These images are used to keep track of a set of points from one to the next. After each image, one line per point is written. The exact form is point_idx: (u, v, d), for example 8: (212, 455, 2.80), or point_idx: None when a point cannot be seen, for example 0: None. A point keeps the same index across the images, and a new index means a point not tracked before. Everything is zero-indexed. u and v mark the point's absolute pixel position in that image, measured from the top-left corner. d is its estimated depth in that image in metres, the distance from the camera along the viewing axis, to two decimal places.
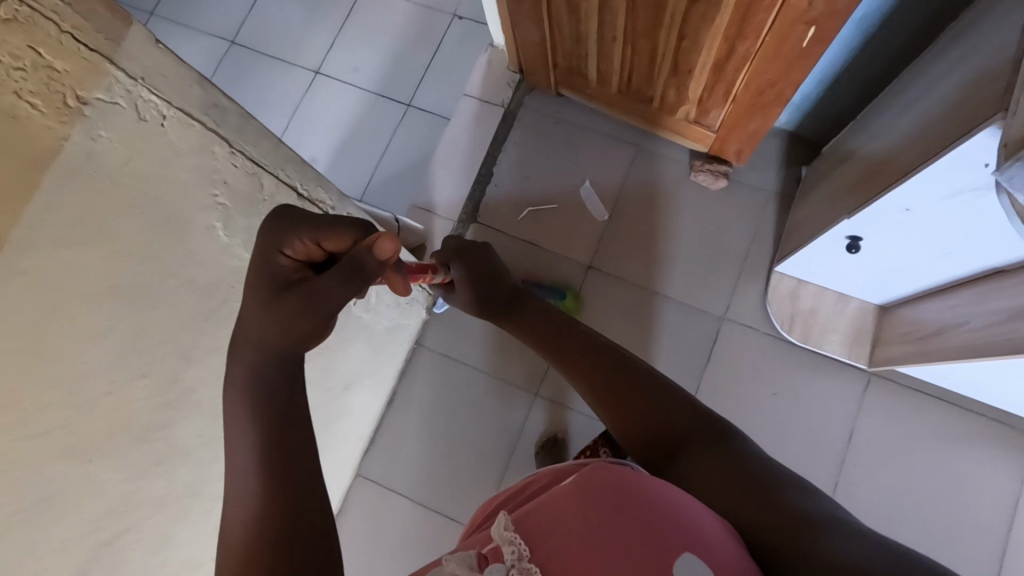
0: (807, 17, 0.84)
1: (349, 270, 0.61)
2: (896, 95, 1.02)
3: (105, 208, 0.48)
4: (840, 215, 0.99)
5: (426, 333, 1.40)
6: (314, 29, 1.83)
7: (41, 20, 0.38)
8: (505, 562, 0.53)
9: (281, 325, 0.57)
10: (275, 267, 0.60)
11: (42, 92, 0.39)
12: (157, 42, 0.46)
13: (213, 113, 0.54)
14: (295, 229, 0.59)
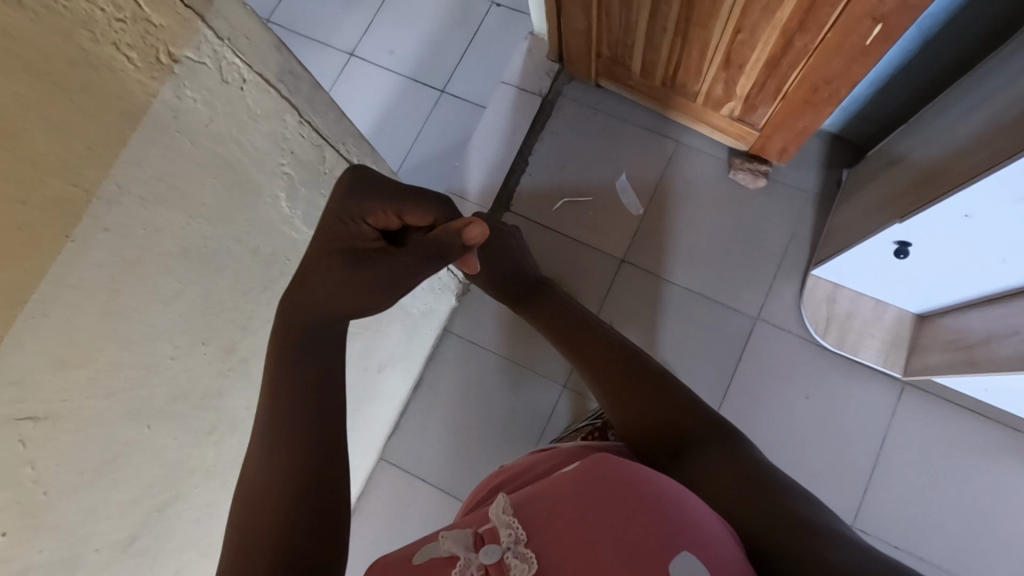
0: (875, 14, 0.82)
1: (437, 248, 0.64)
2: (958, 97, 1.00)
3: (185, 168, 0.47)
4: (890, 219, 0.97)
5: (455, 319, 1.40)
6: (351, 11, 1.82)
7: None
8: (501, 544, 0.53)
9: (370, 290, 0.60)
10: (358, 233, 0.61)
11: (138, 46, 0.39)
12: (244, 4, 0.46)
13: (288, 80, 0.54)
14: (385, 198, 0.62)
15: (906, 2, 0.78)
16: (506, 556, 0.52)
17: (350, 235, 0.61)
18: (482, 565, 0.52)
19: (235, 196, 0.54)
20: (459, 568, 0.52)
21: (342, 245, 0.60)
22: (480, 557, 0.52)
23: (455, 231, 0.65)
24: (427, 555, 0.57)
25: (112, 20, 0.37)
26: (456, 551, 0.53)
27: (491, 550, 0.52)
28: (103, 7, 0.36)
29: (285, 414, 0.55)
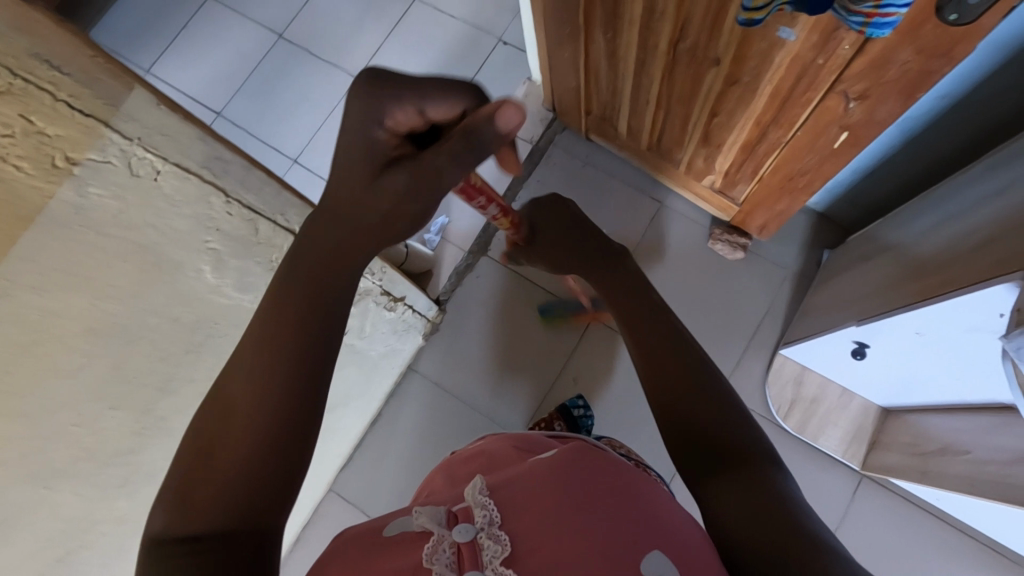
0: (842, 123, 0.80)
1: (466, 143, 0.56)
2: (928, 202, 0.96)
3: (93, 254, 0.53)
4: (849, 320, 0.96)
5: (421, 357, 1.40)
6: (362, 33, 1.84)
7: (36, 91, 0.42)
8: (476, 524, 0.52)
9: (394, 201, 0.56)
10: (376, 142, 0.56)
11: (31, 156, 0.44)
12: (158, 104, 0.50)
13: (214, 164, 0.58)
14: (397, 96, 0.55)
15: (872, 116, 0.77)
16: (480, 537, 0.51)
17: (370, 153, 0.56)
18: (454, 543, 0.51)
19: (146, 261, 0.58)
20: (430, 547, 0.50)
21: (364, 158, 0.56)
22: (453, 534, 0.51)
23: (486, 118, 0.55)
24: (400, 528, 0.56)
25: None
26: (431, 526, 0.52)
27: (464, 530, 0.52)
28: None
29: (273, 396, 0.50)
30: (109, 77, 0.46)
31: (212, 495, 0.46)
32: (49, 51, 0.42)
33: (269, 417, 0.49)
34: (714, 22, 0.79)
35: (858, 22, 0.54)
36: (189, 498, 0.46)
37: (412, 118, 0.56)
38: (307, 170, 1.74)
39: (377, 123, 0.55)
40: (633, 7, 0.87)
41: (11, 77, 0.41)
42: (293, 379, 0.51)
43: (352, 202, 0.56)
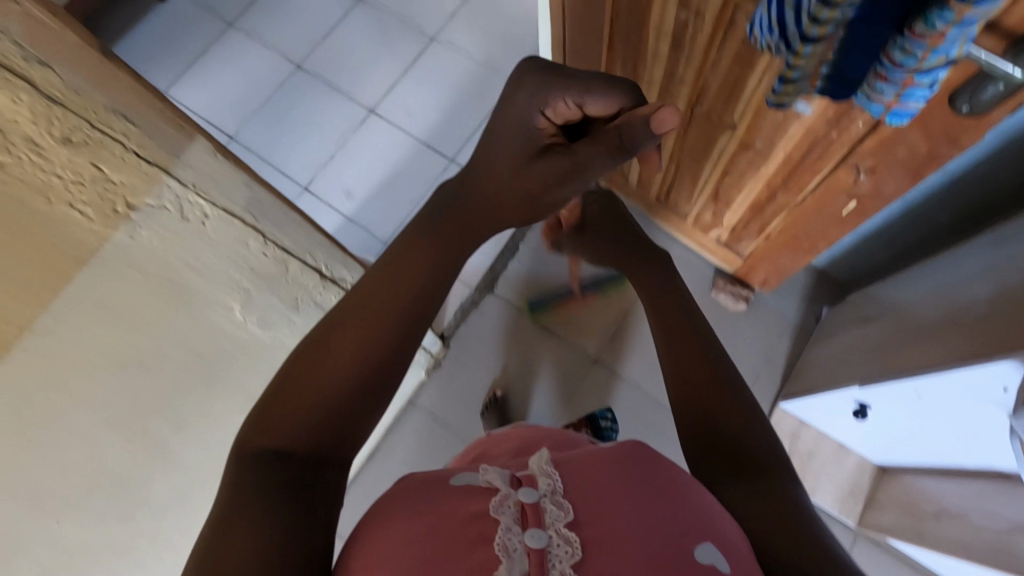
0: (851, 192, 0.84)
1: (617, 142, 0.59)
2: (926, 269, 0.99)
3: (127, 288, 0.64)
4: (852, 380, 0.97)
5: (421, 392, 1.39)
6: (379, 68, 1.89)
7: (108, 143, 0.56)
8: (539, 490, 0.50)
9: (541, 183, 0.66)
10: (535, 129, 0.66)
11: (94, 202, 0.58)
12: (214, 153, 0.64)
13: (254, 210, 0.72)
14: (563, 92, 0.62)
15: (880, 189, 0.80)
16: (542, 501, 0.49)
17: (525, 134, 0.66)
18: (519, 503, 0.49)
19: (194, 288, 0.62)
20: (496, 501, 0.49)
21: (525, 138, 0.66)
22: (520, 494, 0.49)
23: (644, 118, 0.56)
24: (464, 480, 0.53)
25: (70, 183, 0.55)
26: (497, 483, 0.50)
27: (529, 491, 0.49)
28: (65, 174, 0.55)
29: (336, 362, 0.54)
30: (173, 133, 0.60)
31: (274, 430, 0.52)
32: (130, 114, 0.55)
33: (346, 382, 0.54)
34: (732, 91, 0.83)
35: (879, 109, 0.56)
36: (265, 429, 0.52)
37: (569, 112, 0.64)
38: (316, 198, 1.76)
39: (538, 115, 0.65)
40: (655, 69, 0.91)
41: (89, 131, 0.54)
42: (372, 358, 0.55)
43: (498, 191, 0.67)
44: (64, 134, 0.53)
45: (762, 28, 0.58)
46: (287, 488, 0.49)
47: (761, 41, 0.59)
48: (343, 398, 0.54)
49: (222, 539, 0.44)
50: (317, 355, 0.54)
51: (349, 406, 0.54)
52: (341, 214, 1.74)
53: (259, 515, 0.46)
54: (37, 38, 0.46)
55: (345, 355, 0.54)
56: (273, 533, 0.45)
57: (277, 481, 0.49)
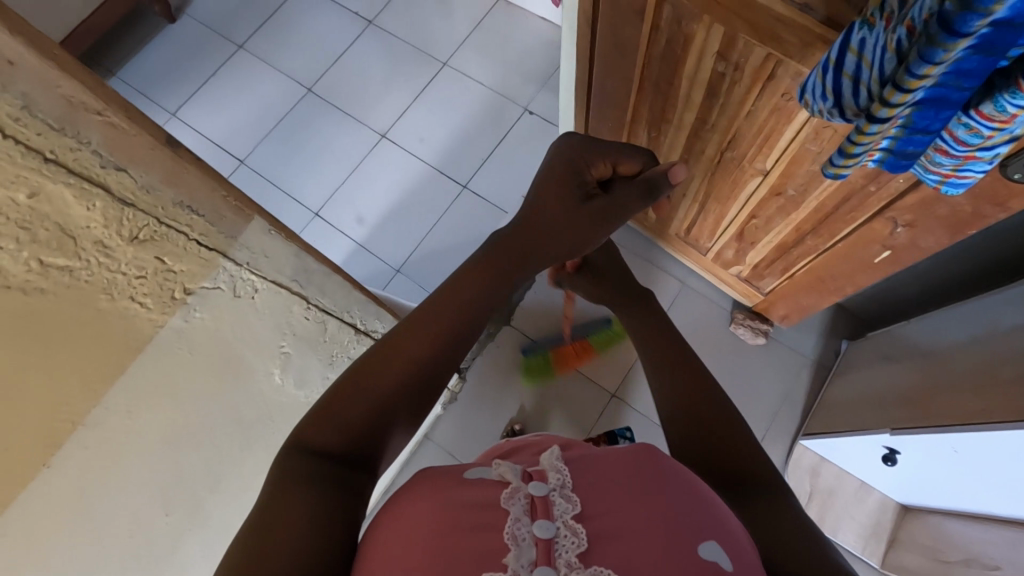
0: (885, 243, 0.83)
1: (646, 192, 0.65)
2: (952, 313, 0.99)
3: (182, 371, 0.61)
4: (880, 427, 0.97)
5: (436, 426, 1.37)
6: (391, 92, 1.88)
7: (172, 234, 0.52)
8: (549, 484, 0.47)
9: (586, 227, 0.64)
10: (580, 182, 0.65)
11: (155, 292, 0.54)
12: (267, 229, 0.63)
13: (300, 277, 0.73)
14: (599, 151, 0.65)
15: (916, 242, 0.80)
16: (552, 496, 0.46)
17: (570, 183, 0.64)
18: (528, 497, 0.46)
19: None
20: (506, 493, 0.47)
21: (568, 185, 0.64)
22: (528, 487, 0.47)
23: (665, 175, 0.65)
24: (477, 474, 0.51)
25: (134, 278, 0.51)
26: (509, 477, 0.48)
27: (539, 485, 0.47)
28: (129, 272, 0.50)
29: (395, 366, 0.52)
30: (234, 215, 0.58)
31: (326, 425, 0.49)
32: (194, 203, 0.53)
33: (402, 389, 0.52)
34: (766, 141, 0.83)
35: (932, 180, 0.56)
36: (315, 420, 0.50)
37: (605, 170, 0.66)
38: (328, 224, 1.74)
39: (580, 169, 0.65)
40: (685, 115, 0.91)
41: (156, 227, 0.50)
42: (428, 368, 0.54)
43: (540, 234, 0.62)
44: (132, 232, 0.48)
45: (813, 95, 0.58)
46: (336, 482, 0.47)
47: (812, 108, 0.59)
48: (395, 406, 0.52)
49: (268, 523, 0.42)
50: (379, 357, 0.53)
51: (401, 405, 0.52)
52: (353, 241, 1.72)
53: (307, 503, 0.44)
54: (114, 138, 0.43)
55: (402, 360, 0.52)
56: (319, 523, 0.43)
57: (326, 478, 0.46)
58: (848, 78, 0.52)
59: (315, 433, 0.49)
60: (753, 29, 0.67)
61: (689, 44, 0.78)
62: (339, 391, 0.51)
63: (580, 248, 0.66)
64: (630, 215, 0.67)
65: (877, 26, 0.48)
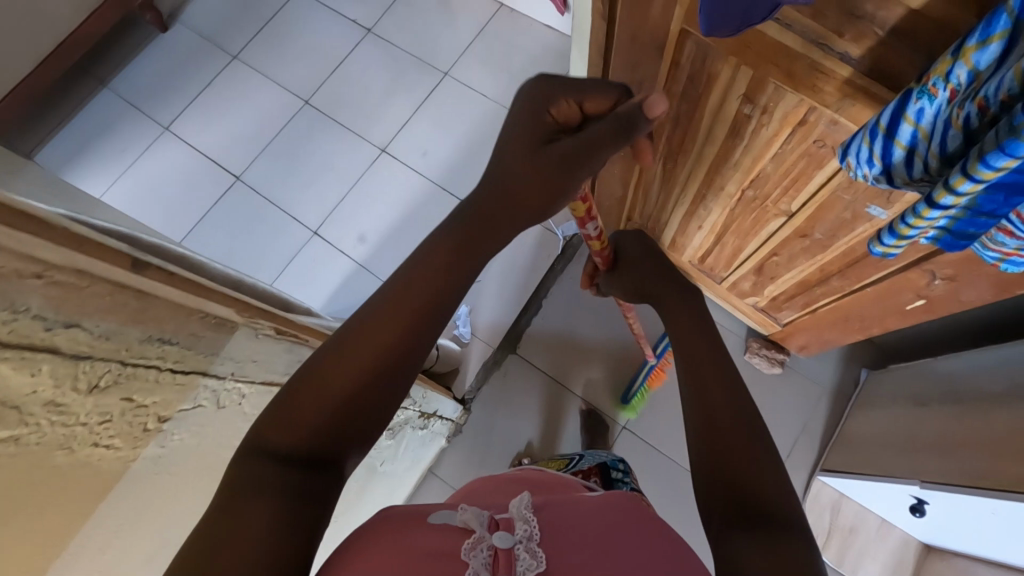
0: (921, 292, 0.78)
1: (617, 130, 0.55)
2: (985, 357, 0.94)
3: (161, 507, 0.47)
4: (908, 477, 0.94)
5: (441, 460, 1.32)
6: (391, 105, 1.82)
7: (141, 368, 0.41)
8: (515, 535, 0.46)
9: (540, 182, 0.57)
10: (540, 124, 0.58)
11: (122, 432, 0.41)
12: (250, 331, 0.53)
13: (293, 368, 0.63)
14: (562, 87, 0.57)
15: (955, 294, 0.74)
16: (516, 548, 0.45)
17: (531, 129, 0.58)
18: (492, 547, 0.45)
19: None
20: (467, 542, 0.45)
21: (523, 135, 0.58)
22: (493, 538, 0.45)
23: (637, 109, 0.54)
24: (442, 518, 0.49)
25: (94, 428, 0.39)
26: (472, 525, 0.46)
27: (504, 535, 0.46)
28: (87, 420, 0.38)
29: (362, 354, 0.48)
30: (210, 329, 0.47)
31: (287, 423, 0.45)
32: (165, 331, 0.43)
33: (367, 379, 0.47)
34: (793, 184, 0.77)
35: (992, 256, 0.50)
36: (273, 421, 0.45)
37: (571, 111, 0.57)
38: (327, 243, 1.69)
39: (540, 111, 0.58)
40: (705, 151, 0.85)
41: (119, 367, 0.39)
42: (395, 354, 0.49)
43: (507, 191, 0.57)
44: (89, 380, 0.37)
45: (858, 159, 0.52)
46: (297, 488, 0.43)
47: (854, 171, 0.53)
48: (361, 399, 0.47)
49: (216, 533, 0.38)
50: (343, 342, 0.48)
51: (369, 399, 0.47)
52: (353, 261, 1.67)
53: (264, 511, 0.40)
54: (63, 300, 0.35)
55: (366, 346, 0.48)
56: (276, 534, 0.39)
57: (288, 482, 0.42)
58: (902, 147, 0.47)
59: (276, 433, 0.45)
60: (786, 75, 0.61)
61: (711, 84, 0.72)
62: (299, 385, 0.46)
63: (554, 199, 0.59)
64: (607, 155, 0.57)
65: (940, 97, 0.42)
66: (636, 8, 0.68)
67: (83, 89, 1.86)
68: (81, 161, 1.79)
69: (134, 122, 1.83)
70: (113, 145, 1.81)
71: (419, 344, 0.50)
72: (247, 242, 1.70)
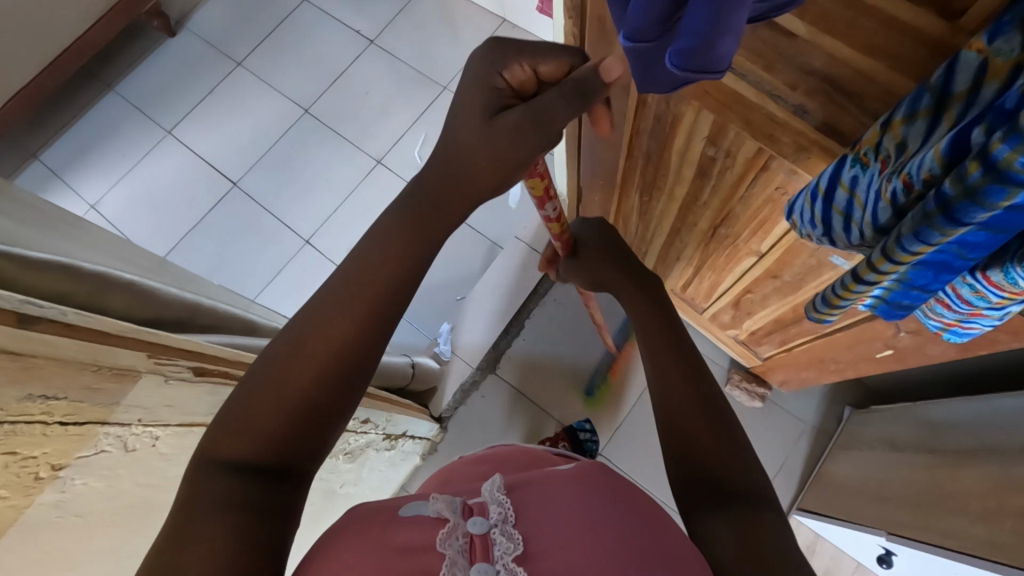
0: (888, 343, 0.75)
1: (574, 93, 0.49)
2: (961, 407, 0.91)
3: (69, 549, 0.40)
4: (875, 529, 0.95)
5: (415, 478, 1.32)
6: (389, 117, 1.82)
7: (22, 425, 0.34)
8: (489, 519, 0.42)
9: (505, 144, 0.49)
10: (491, 91, 0.51)
11: (10, 482, 0.34)
12: (167, 379, 0.44)
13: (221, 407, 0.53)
14: (513, 50, 0.51)
15: (922, 348, 0.71)
16: (493, 533, 0.41)
17: (483, 92, 0.50)
18: (467, 535, 0.41)
19: (136, 524, 0.47)
20: (442, 533, 0.41)
21: (477, 99, 0.51)
22: (468, 524, 0.41)
23: (591, 70, 0.50)
24: (415, 509, 0.45)
25: None
26: (445, 514, 0.41)
27: (479, 521, 0.41)
28: None
29: (320, 345, 0.41)
30: (112, 379, 0.39)
31: (241, 434, 0.39)
32: (49, 386, 0.35)
33: (328, 376, 0.41)
34: (761, 226, 0.76)
35: (935, 325, 0.49)
36: (224, 430, 0.39)
37: (526, 77, 0.51)
38: (318, 253, 1.70)
39: (493, 78, 0.51)
40: (675, 188, 0.84)
41: None
42: (358, 344, 0.42)
43: (460, 163, 0.49)
44: None
45: (802, 219, 0.51)
46: (258, 505, 0.37)
47: (801, 229, 0.52)
48: (322, 399, 0.41)
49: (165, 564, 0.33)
50: (301, 334, 0.41)
51: (334, 397, 0.41)
52: None
53: (220, 538, 0.34)
54: None
55: (326, 338, 0.41)
56: (234, 564, 0.33)
57: (248, 500, 0.37)
58: (840, 213, 0.46)
59: (227, 447, 0.38)
60: (744, 122, 0.60)
61: (675, 125, 0.70)
62: (254, 386, 0.40)
63: (517, 163, 0.51)
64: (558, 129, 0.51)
65: (872, 167, 0.41)
66: (599, 48, 0.67)
67: (91, 91, 1.90)
68: (86, 162, 1.83)
69: (137, 126, 1.87)
70: (115, 148, 1.84)
71: (381, 328, 0.43)
72: (243, 249, 1.72)
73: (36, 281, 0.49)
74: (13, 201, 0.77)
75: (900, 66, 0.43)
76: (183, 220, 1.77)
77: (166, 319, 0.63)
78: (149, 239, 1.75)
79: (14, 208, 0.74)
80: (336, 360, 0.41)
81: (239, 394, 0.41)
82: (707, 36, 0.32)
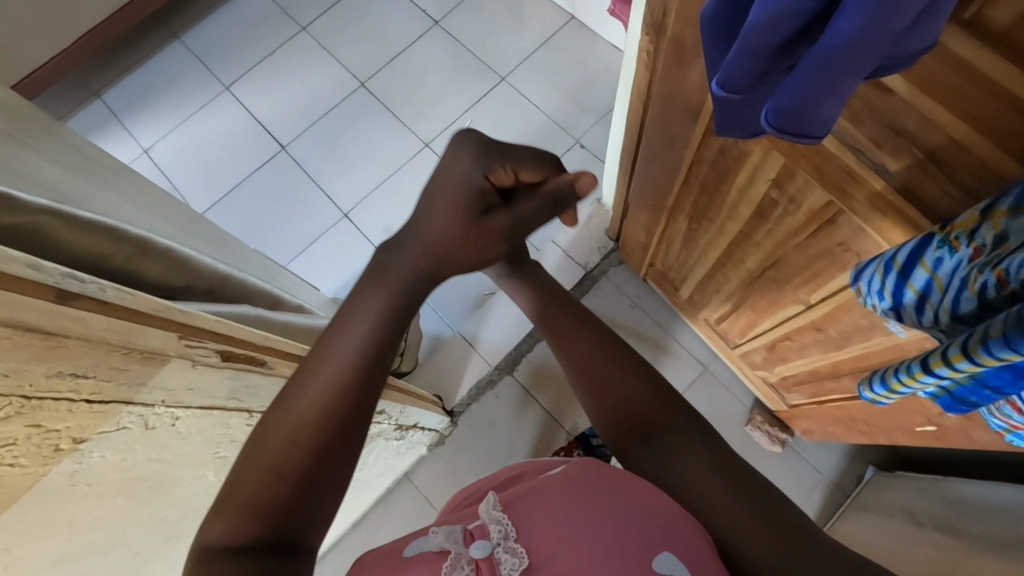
0: (931, 418, 0.71)
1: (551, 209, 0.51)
2: (997, 493, 0.86)
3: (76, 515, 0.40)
4: None
5: (419, 467, 1.32)
6: (444, 101, 1.81)
7: (50, 399, 0.34)
8: (490, 539, 0.44)
9: (484, 251, 0.51)
10: (472, 190, 0.49)
11: (31, 452, 0.34)
12: (194, 363, 0.44)
13: (240, 393, 0.52)
14: (500, 153, 0.49)
15: (968, 432, 0.67)
16: (496, 552, 0.42)
17: (466, 193, 0.49)
18: (471, 561, 0.42)
19: (142, 496, 0.47)
20: (445, 564, 0.42)
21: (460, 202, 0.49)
22: (470, 550, 0.43)
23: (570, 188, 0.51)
24: (419, 548, 0.46)
25: None
26: (447, 545, 0.43)
27: (481, 544, 0.43)
28: None
29: (304, 409, 0.40)
30: (142, 360, 0.39)
31: (240, 511, 0.38)
32: (81, 362, 0.35)
33: (320, 442, 0.40)
34: (813, 277, 0.72)
35: (998, 424, 0.46)
36: (221, 508, 0.39)
37: (506, 177, 0.50)
38: (354, 228, 1.71)
39: (475, 178, 0.49)
40: (728, 223, 0.81)
41: (23, 397, 0.32)
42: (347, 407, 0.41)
43: (442, 264, 0.49)
44: None
45: (869, 288, 0.48)
46: None
47: (865, 298, 0.49)
48: (316, 470, 0.40)
49: None
50: (286, 403, 0.41)
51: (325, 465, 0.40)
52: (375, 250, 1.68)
53: None
54: None
55: (317, 406, 0.41)
56: None
57: None
58: (914, 291, 0.42)
59: (228, 528, 0.38)
60: (817, 172, 0.56)
61: (740, 162, 0.67)
62: (247, 460, 0.40)
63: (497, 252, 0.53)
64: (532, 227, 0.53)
65: (962, 251, 0.39)
66: (674, 71, 0.64)
67: (157, 38, 1.93)
68: (144, 106, 1.87)
69: (198, 77, 1.89)
70: (173, 96, 1.87)
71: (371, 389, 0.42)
72: (280, 214, 1.74)
73: (82, 241, 0.49)
74: (72, 151, 0.79)
75: (1013, 149, 0.40)
76: (228, 178, 1.79)
77: (200, 287, 0.64)
78: (193, 192, 1.78)
79: (70, 157, 0.75)
80: (328, 432, 0.40)
81: (231, 475, 0.40)
82: (811, 99, 0.30)
